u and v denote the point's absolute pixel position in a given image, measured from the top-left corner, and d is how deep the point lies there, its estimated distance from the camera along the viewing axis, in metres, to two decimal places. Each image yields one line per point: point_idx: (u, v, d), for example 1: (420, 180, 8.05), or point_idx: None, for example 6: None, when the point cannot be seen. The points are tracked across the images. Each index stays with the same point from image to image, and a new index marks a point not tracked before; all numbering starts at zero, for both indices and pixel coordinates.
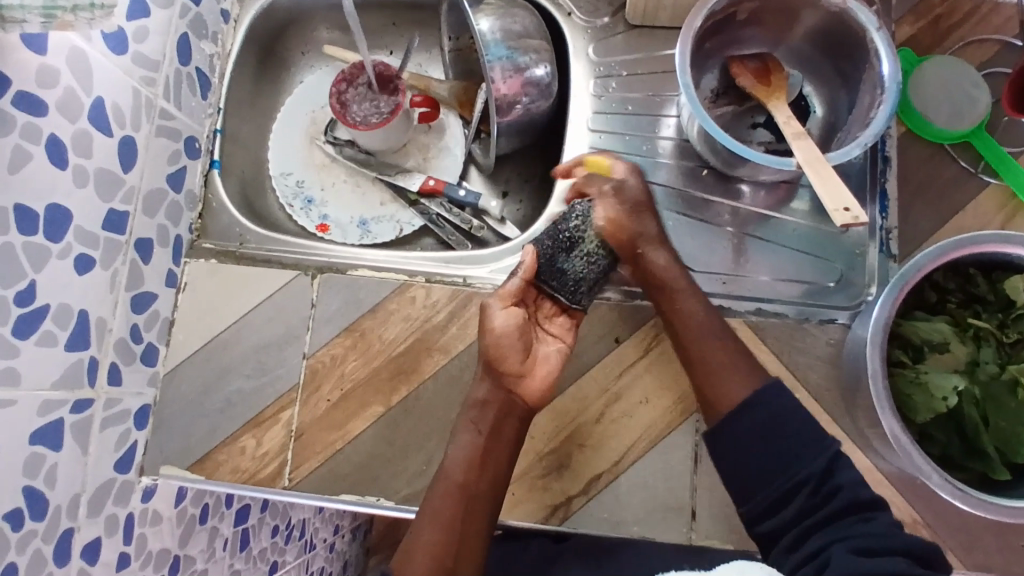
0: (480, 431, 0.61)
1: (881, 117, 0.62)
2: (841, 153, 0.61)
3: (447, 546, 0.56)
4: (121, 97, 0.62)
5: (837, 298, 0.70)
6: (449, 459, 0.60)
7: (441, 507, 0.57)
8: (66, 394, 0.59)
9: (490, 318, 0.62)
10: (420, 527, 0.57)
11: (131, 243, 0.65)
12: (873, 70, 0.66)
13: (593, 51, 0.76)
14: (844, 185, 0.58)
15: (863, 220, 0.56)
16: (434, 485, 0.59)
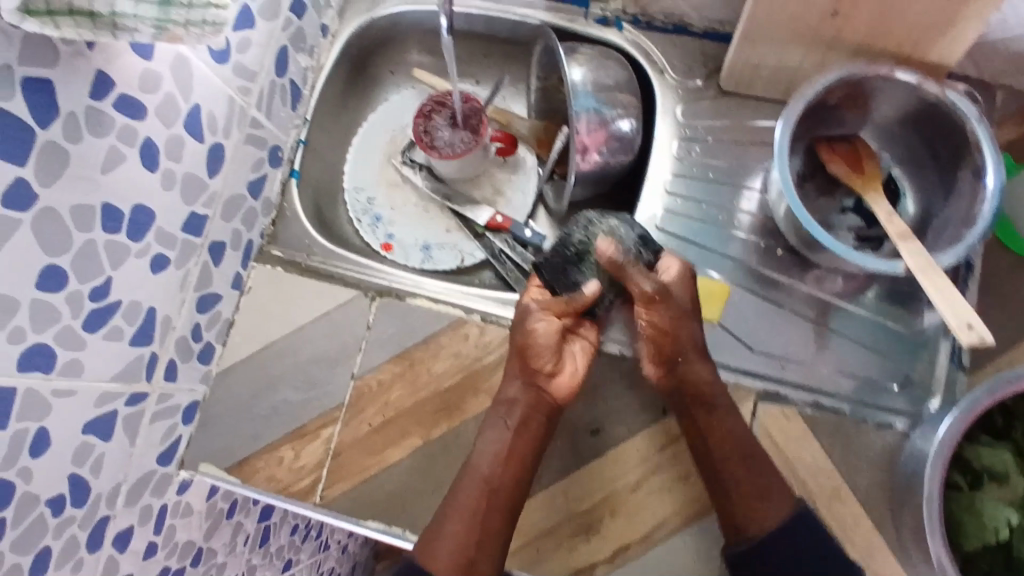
0: (508, 427, 0.64)
1: (985, 217, 0.59)
2: (944, 256, 0.60)
3: (469, 540, 0.60)
4: (216, 106, 0.63)
5: (898, 401, 0.68)
6: (477, 453, 0.64)
7: (467, 503, 0.61)
8: (122, 388, 0.60)
9: (529, 325, 0.66)
10: (445, 519, 0.61)
11: (205, 245, 0.67)
12: (976, 162, 0.62)
13: (680, 112, 0.75)
14: (960, 294, 0.56)
15: (991, 341, 0.53)
16: (461, 477, 0.64)
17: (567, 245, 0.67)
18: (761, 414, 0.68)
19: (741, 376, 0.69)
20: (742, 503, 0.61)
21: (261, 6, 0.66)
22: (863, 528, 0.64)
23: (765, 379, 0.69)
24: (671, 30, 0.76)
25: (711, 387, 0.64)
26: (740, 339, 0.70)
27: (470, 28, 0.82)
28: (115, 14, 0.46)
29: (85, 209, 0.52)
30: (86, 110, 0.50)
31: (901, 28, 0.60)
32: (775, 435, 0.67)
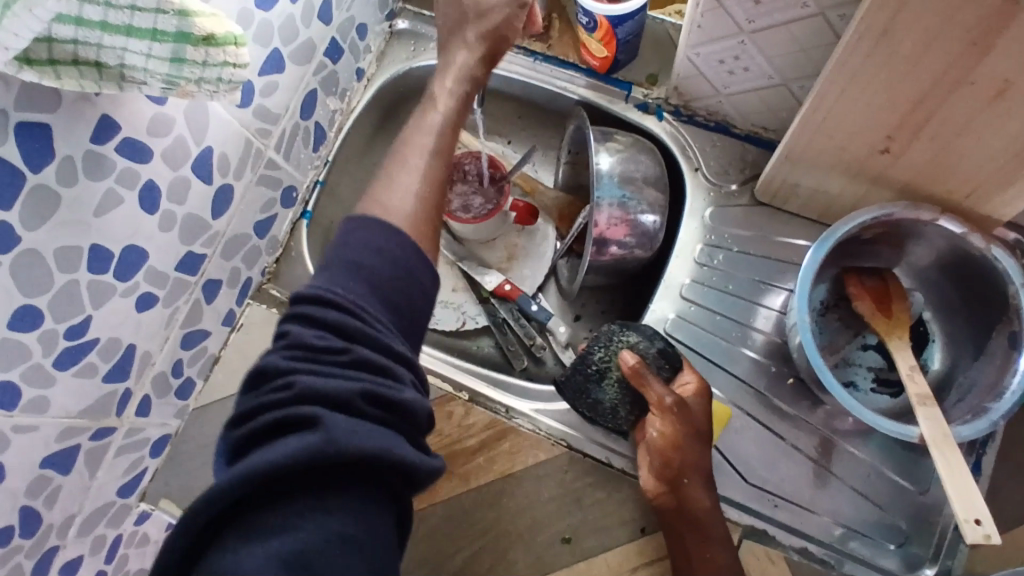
0: (465, 103, 0.60)
1: (1017, 389, 0.55)
2: (963, 429, 0.56)
3: (431, 202, 0.53)
4: (231, 148, 0.62)
5: (891, 561, 0.64)
6: (436, 132, 0.57)
7: (425, 176, 0.53)
8: (89, 423, 0.59)
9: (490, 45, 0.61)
10: (402, 173, 0.53)
11: (199, 283, 0.65)
12: (1012, 327, 0.58)
13: (709, 215, 0.72)
14: (975, 484, 0.51)
15: (996, 542, 0.49)
16: (407, 150, 0.55)
17: (586, 362, 0.65)
18: (743, 549, 0.65)
19: (729, 506, 0.65)
20: None
21: (294, 51, 0.65)
22: None
23: (755, 514, 0.65)
24: (712, 127, 0.73)
25: (710, 518, 0.58)
26: (733, 466, 0.66)
27: (508, 90, 0.81)
28: (124, 67, 0.45)
29: (73, 250, 0.51)
30: (86, 153, 0.49)
31: (948, 179, 0.57)
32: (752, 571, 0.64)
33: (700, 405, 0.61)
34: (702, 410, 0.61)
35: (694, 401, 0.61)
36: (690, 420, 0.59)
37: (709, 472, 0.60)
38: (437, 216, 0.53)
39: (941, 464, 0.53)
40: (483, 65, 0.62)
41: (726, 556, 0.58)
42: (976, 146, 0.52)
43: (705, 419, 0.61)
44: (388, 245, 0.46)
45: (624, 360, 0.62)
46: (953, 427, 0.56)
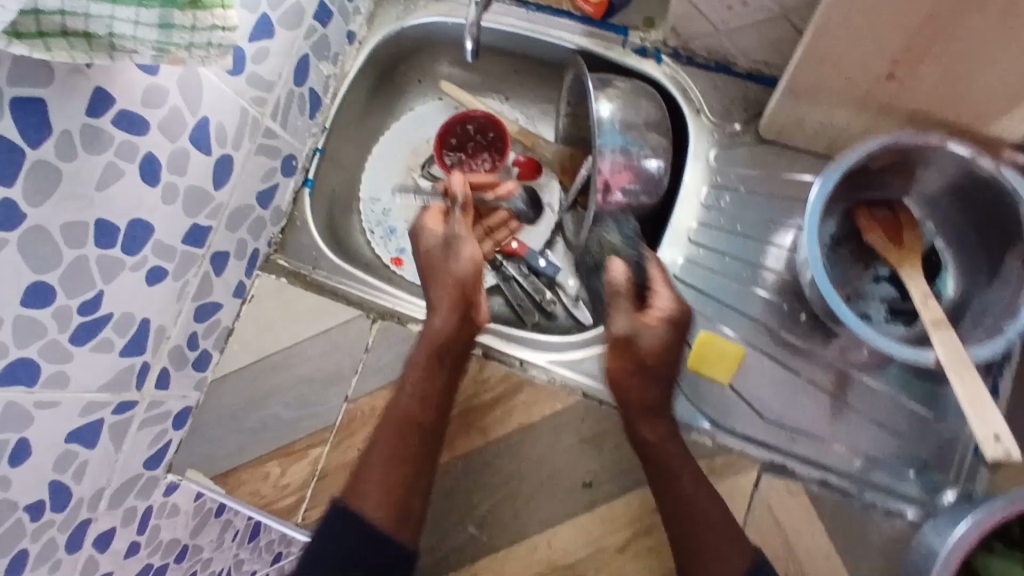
0: (442, 364, 0.66)
1: None
2: (980, 350, 0.55)
3: (396, 485, 0.59)
4: (226, 117, 0.62)
5: (912, 488, 0.64)
6: (404, 398, 0.64)
7: (390, 453, 0.60)
8: (110, 397, 0.60)
9: (459, 249, 0.71)
10: (370, 452, 0.61)
11: (207, 256, 0.65)
12: None
13: (713, 156, 0.71)
14: (995, 404, 0.51)
15: (1016, 455, 0.49)
16: (378, 427, 0.62)
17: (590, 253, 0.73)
18: (763, 486, 0.64)
19: (745, 443, 0.66)
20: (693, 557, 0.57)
21: (281, 16, 0.64)
22: None
23: (773, 450, 0.65)
24: (713, 67, 0.72)
25: (661, 450, 0.61)
26: (747, 403, 0.67)
27: (502, 45, 0.79)
28: (114, 36, 0.45)
29: (78, 225, 0.51)
30: (83, 127, 0.49)
31: (956, 101, 0.56)
32: (776, 510, 0.64)
33: (671, 333, 0.64)
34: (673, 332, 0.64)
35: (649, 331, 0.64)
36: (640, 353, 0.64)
37: (656, 406, 0.63)
38: (406, 485, 0.59)
39: (958, 387, 0.52)
40: (456, 295, 0.68)
41: (693, 492, 0.60)
42: (987, 63, 0.50)
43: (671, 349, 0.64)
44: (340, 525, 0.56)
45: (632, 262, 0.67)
46: (969, 349, 0.55)
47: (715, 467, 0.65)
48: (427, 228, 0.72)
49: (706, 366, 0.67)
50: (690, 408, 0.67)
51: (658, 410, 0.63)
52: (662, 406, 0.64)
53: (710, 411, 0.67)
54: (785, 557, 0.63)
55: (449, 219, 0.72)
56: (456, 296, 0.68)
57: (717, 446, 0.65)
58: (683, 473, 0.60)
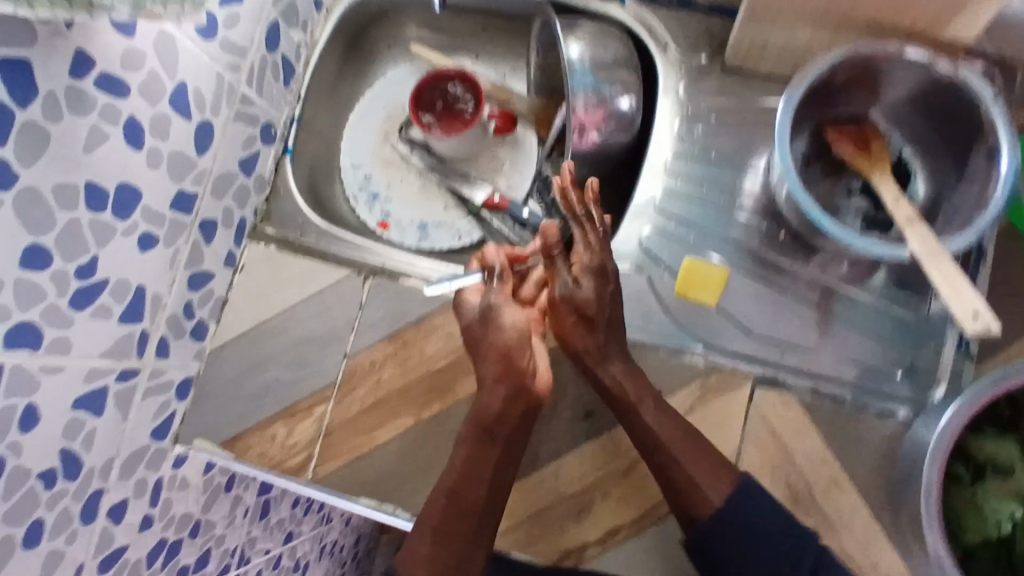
0: (491, 440, 0.60)
1: (999, 200, 0.57)
2: (955, 242, 0.57)
3: (442, 551, 0.56)
4: (204, 82, 0.63)
5: (901, 389, 0.66)
6: (454, 473, 0.59)
7: (443, 524, 0.57)
8: (112, 364, 0.60)
9: (499, 317, 0.62)
10: (421, 541, 0.57)
11: (195, 224, 0.66)
12: (989, 142, 0.59)
13: (683, 90, 0.73)
14: (968, 283, 0.53)
15: (997, 330, 0.51)
16: (433, 500, 0.59)
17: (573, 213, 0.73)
18: (758, 399, 0.66)
19: (738, 361, 0.68)
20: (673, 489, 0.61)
21: None
22: (862, 517, 0.64)
23: (764, 364, 0.68)
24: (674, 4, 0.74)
25: (622, 392, 0.63)
26: (738, 324, 0.68)
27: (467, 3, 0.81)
28: None
29: (68, 187, 0.52)
30: (67, 89, 0.50)
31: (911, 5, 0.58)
32: (771, 421, 0.66)
33: (600, 283, 0.62)
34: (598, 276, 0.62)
35: (575, 284, 0.62)
36: (575, 306, 0.62)
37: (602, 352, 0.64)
38: (453, 552, 0.57)
39: (936, 273, 0.54)
40: (500, 364, 0.61)
41: (655, 426, 0.62)
42: None
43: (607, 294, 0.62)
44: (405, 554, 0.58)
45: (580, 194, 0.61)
46: (944, 242, 0.57)
47: (709, 386, 0.67)
48: (470, 299, 0.64)
49: (696, 292, 0.69)
50: (681, 333, 0.69)
51: (611, 357, 0.64)
52: (618, 352, 0.64)
53: (703, 335, 0.69)
54: (783, 464, 0.65)
55: (489, 283, 0.64)
56: (502, 366, 0.61)
57: (711, 365, 0.68)
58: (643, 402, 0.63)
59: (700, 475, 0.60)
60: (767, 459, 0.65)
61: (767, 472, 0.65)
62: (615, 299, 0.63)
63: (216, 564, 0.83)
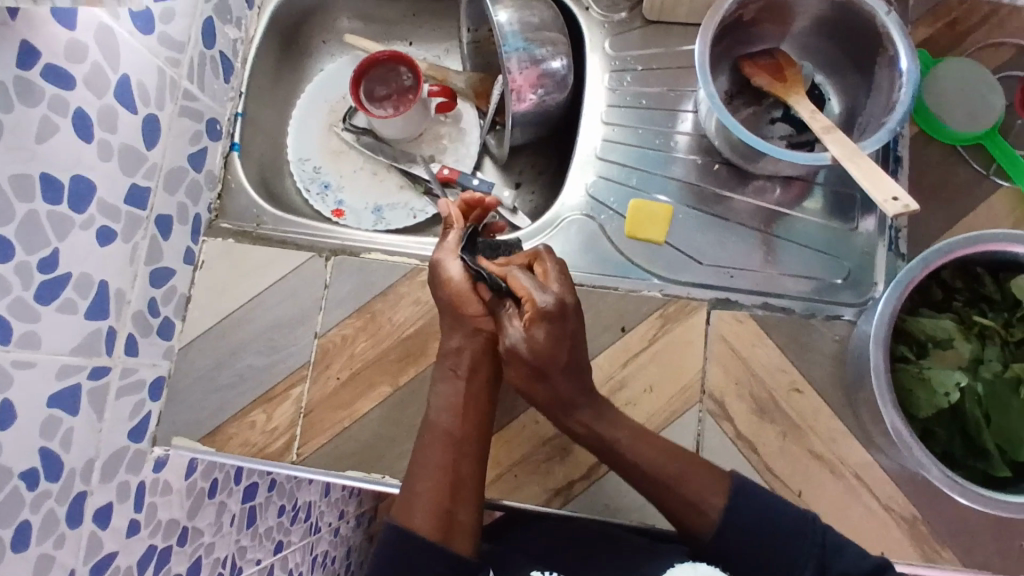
0: (459, 375, 0.62)
1: (905, 100, 0.62)
2: (869, 143, 0.62)
3: (442, 484, 0.56)
4: (146, 76, 0.64)
5: (845, 295, 0.71)
6: (433, 411, 0.61)
7: (432, 456, 0.58)
8: (84, 361, 0.60)
9: (444, 271, 0.64)
10: (416, 478, 0.57)
11: (151, 218, 0.67)
12: (889, 55, 0.65)
13: (609, 45, 0.78)
14: (887, 175, 0.58)
15: (914, 206, 0.55)
16: (422, 440, 0.59)
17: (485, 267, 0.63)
18: (715, 321, 0.70)
19: (693, 288, 0.72)
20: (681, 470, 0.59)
21: None
22: (825, 416, 0.67)
23: (716, 288, 0.72)
24: None
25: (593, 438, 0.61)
26: (688, 255, 0.72)
27: None
28: None
29: (24, 178, 0.52)
30: (16, 79, 0.51)
31: None
32: (730, 339, 0.70)
33: (552, 330, 0.57)
34: (537, 373, 0.58)
35: (531, 335, 0.57)
36: (527, 359, 0.58)
37: (571, 401, 0.60)
38: (454, 480, 0.57)
39: (854, 169, 0.59)
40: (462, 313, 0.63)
41: (646, 470, 0.60)
42: None
43: (561, 369, 0.58)
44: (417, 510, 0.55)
45: (528, 282, 0.59)
46: (858, 145, 0.62)
47: (669, 314, 0.71)
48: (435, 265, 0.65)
49: (645, 230, 0.73)
50: (636, 269, 0.72)
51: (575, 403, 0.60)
52: (579, 396, 0.60)
53: (656, 269, 0.72)
54: (747, 378, 0.68)
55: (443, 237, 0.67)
56: (466, 313, 0.63)
57: (668, 296, 0.71)
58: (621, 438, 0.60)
59: (694, 492, 0.58)
60: (730, 375, 0.69)
61: (732, 387, 0.68)
62: (574, 344, 0.59)
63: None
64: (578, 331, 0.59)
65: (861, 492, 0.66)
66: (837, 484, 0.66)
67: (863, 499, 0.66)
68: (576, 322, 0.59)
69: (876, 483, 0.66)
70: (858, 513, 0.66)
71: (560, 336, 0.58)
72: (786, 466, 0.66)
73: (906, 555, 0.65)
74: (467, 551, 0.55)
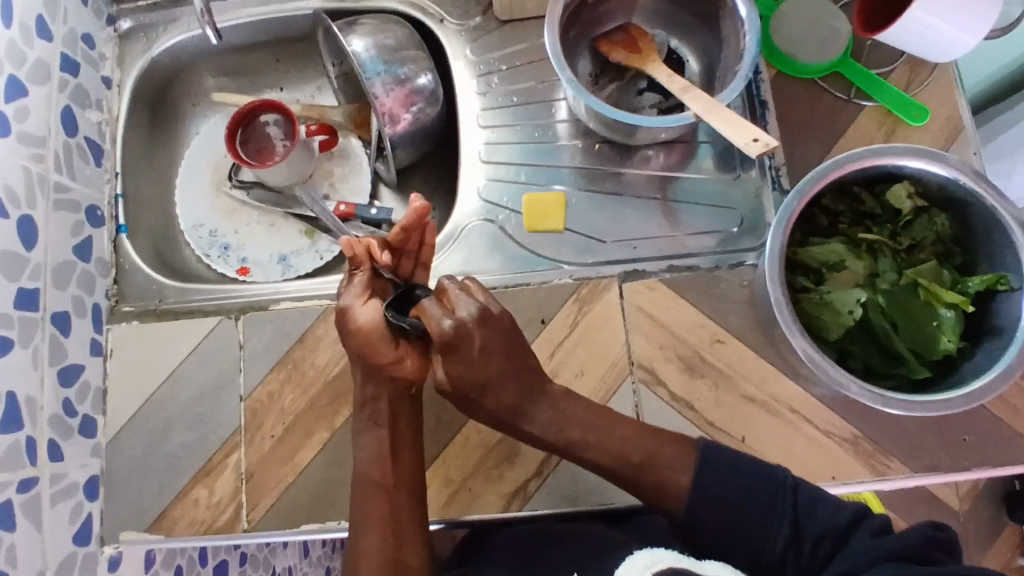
0: (379, 425, 0.60)
1: (751, 48, 0.65)
2: (727, 93, 0.64)
3: (386, 535, 0.55)
4: (13, 178, 0.63)
5: (745, 241, 0.73)
6: (361, 464, 0.59)
7: (369, 509, 0.56)
8: (7, 477, 0.58)
9: (352, 319, 0.59)
10: (360, 532, 0.55)
11: (47, 318, 0.66)
12: (729, 7, 0.68)
13: (471, 52, 0.79)
14: (746, 120, 0.61)
15: (773, 143, 0.58)
16: (356, 495, 0.58)
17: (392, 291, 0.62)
18: (629, 294, 0.71)
19: (600, 267, 0.73)
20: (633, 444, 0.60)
21: (29, 73, 0.66)
22: (751, 359, 0.69)
23: (623, 263, 0.73)
24: None
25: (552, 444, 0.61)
26: (588, 236, 0.74)
27: (254, 39, 0.86)
28: None
29: None
30: None
31: None
32: (647, 307, 0.71)
33: (475, 354, 0.59)
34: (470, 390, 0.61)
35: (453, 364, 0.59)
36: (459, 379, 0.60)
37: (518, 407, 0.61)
38: (395, 528, 0.56)
39: (714, 121, 0.61)
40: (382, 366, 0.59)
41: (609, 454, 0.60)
42: None
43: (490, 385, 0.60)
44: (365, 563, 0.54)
45: (435, 317, 0.58)
46: (718, 97, 0.64)
47: (583, 297, 0.71)
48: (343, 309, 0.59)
49: (543, 221, 0.74)
50: (542, 261, 0.74)
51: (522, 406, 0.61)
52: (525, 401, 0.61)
53: (561, 257, 0.74)
54: (669, 340, 0.70)
55: (350, 276, 0.61)
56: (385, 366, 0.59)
57: (578, 279, 0.72)
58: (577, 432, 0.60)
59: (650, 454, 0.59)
60: (654, 341, 0.70)
61: (658, 352, 0.70)
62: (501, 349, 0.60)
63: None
64: (489, 341, 0.59)
65: (800, 423, 0.68)
66: (778, 422, 0.68)
67: (804, 430, 0.68)
68: (485, 333, 0.59)
69: (812, 413, 0.68)
70: (803, 444, 0.68)
71: (472, 361, 0.59)
72: (725, 415, 0.68)
73: (858, 473, 0.67)
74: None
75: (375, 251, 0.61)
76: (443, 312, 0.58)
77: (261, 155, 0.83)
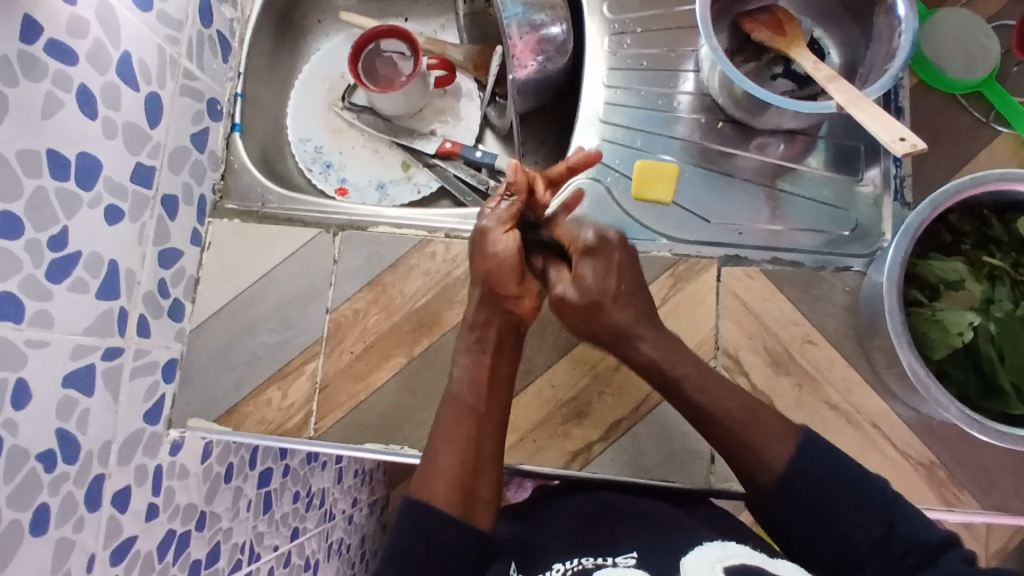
0: (483, 351, 0.60)
1: (907, 47, 0.62)
2: (873, 89, 0.62)
3: (467, 456, 0.56)
4: (147, 55, 0.64)
5: (853, 247, 0.71)
6: (455, 383, 0.59)
7: (454, 428, 0.57)
8: (97, 341, 0.60)
9: (491, 241, 0.60)
10: (438, 450, 0.56)
11: (157, 198, 0.67)
12: (888, 3, 0.65)
13: (607, 9, 0.78)
14: (893, 117, 0.59)
15: (920, 146, 0.55)
16: (444, 409, 0.58)
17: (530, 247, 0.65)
18: (725, 278, 0.71)
19: (701, 247, 0.72)
20: (730, 433, 0.57)
21: None
22: (840, 365, 0.68)
23: (725, 246, 0.72)
24: None
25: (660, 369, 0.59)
26: (694, 213, 0.72)
27: None
28: None
29: (32, 154, 0.52)
30: (20, 54, 0.51)
31: None
32: (742, 295, 0.70)
33: (601, 268, 0.60)
34: (592, 311, 0.59)
35: (582, 275, 0.59)
36: (586, 297, 0.59)
37: (631, 331, 0.59)
38: (476, 452, 0.56)
39: (859, 114, 0.60)
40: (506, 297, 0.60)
41: (728, 406, 0.57)
42: None
43: (614, 300, 0.59)
44: (439, 474, 0.55)
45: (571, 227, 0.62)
46: (863, 92, 0.62)
47: (679, 273, 0.71)
48: (488, 228, 0.60)
49: (651, 190, 0.73)
50: (644, 230, 0.73)
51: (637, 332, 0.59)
52: (641, 327, 0.59)
53: (663, 229, 0.73)
54: (759, 331, 0.69)
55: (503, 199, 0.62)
56: (507, 291, 0.60)
57: (678, 255, 0.71)
58: (693, 381, 0.59)
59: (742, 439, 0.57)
60: (743, 330, 0.69)
61: (746, 341, 0.69)
62: (624, 271, 0.60)
63: (226, 562, 0.74)
64: (626, 259, 0.61)
65: (878, 440, 0.66)
66: (855, 433, 0.66)
67: (881, 446, 0.66)
68: (622, 252, 0.61)
69: (893, 431, 0.66)
70: (878, 460, 0.66)
71: (606, 269, 0.60)
72: (802, 416, 0.67)
73: (929, 501, 0.65)
74: (487, 524, 0.55)
75: (537, 187, 0.62)
76: (577, 225, 0.63)
77: (374, 78, 0.84)
